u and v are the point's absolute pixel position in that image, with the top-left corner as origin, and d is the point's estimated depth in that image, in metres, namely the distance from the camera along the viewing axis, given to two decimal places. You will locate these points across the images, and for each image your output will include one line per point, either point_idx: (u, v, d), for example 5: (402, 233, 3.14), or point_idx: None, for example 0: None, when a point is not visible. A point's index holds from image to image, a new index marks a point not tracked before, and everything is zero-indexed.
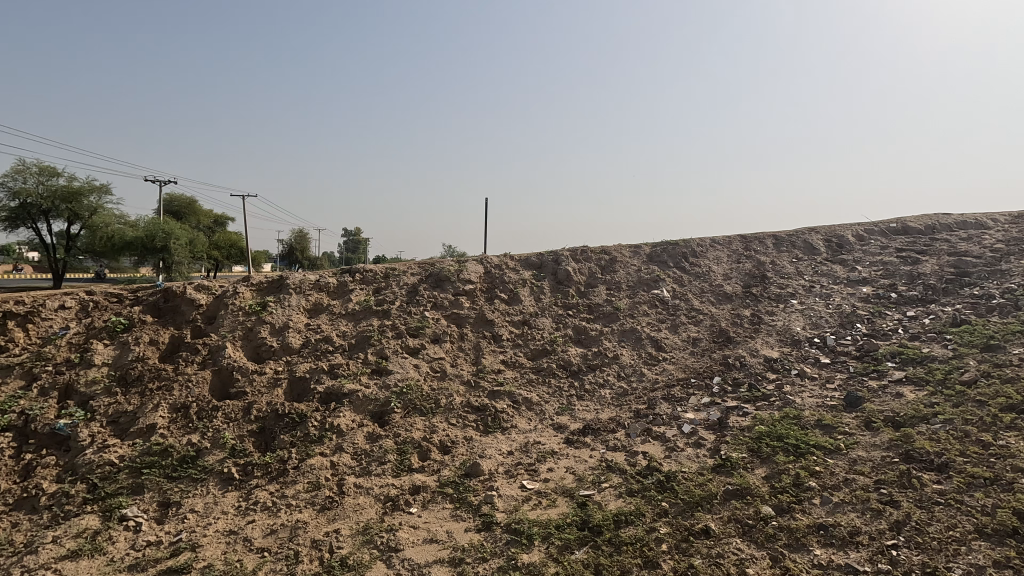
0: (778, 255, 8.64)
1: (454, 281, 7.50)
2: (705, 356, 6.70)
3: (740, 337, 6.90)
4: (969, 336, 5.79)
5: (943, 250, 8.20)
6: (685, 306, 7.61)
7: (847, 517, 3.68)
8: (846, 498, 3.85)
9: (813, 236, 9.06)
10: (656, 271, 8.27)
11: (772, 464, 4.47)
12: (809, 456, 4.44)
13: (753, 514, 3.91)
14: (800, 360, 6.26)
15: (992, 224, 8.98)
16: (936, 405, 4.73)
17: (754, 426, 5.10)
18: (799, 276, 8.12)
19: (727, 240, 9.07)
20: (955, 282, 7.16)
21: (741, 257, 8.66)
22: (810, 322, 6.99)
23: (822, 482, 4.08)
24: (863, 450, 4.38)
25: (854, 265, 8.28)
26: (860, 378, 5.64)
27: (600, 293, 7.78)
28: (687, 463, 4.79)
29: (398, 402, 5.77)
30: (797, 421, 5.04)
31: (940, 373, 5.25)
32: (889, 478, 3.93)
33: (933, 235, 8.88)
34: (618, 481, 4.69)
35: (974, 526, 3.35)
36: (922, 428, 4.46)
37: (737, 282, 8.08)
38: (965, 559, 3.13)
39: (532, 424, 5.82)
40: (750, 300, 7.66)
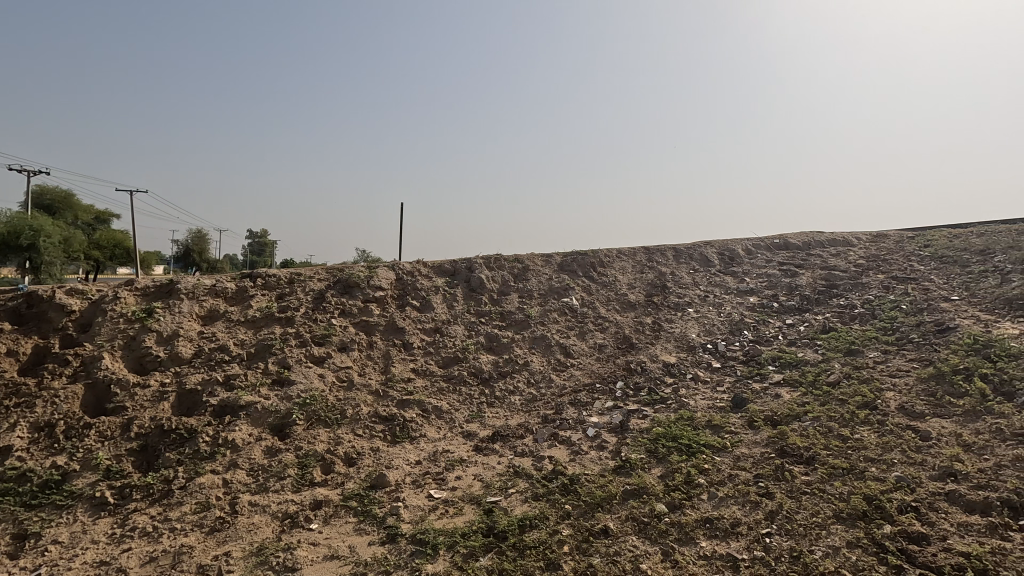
0: (677, 266, 9.22)
1: (364, 287, 7.29)
2: (610, 361, 7.01)
3: (642, 343, 7.29)
4: (835, 342, 6.49)
5: (816, 265, 9.14)
6: (592, 313, 7.92)
7: (730, 510, 3.99)
8: (729, 493, 4.17)
9: (708, 249, 9.76)
10: (566, 279, 8.53)
11: (667, 463, 4.75)
12: (699, 455, 4.77)
13: (648, 512, 4.13)
14: (695, 365, 6.72)
15: (856, 242, 10.13)
16: (807, 404, 5.26)
17: (652, 428, 5.40)
18: (695, 286, 8.72)
19: (632, 251, 9.53)
20: (825, 293, 8.01)
21: (644, 267, 9.15)
22: (704, 329, 7.52)
23: (710, 479, 4.41)
24: (746, 447, 4.78)
25: (743, 276, 9.03)
26: (745, 381, 6.15)
27: (512, 302, 7.91)
28: (590, 465, 4.98)
29: (300, 413, 5.52)
30: (690, 422, 5.40)
31: (811, 374, 5.85)
32: (766, 472, 4.31)
33: (809, 250, 9.86)
34: (525, 486, 4.78)
35: (833, 511, 3.72)
36: (794, 425, 4.93)
37: (640, 291, 8.53)
38: (825, 542, 3.47)
39: (442, 432, 5.79)
40: (652, 308, 8.11)
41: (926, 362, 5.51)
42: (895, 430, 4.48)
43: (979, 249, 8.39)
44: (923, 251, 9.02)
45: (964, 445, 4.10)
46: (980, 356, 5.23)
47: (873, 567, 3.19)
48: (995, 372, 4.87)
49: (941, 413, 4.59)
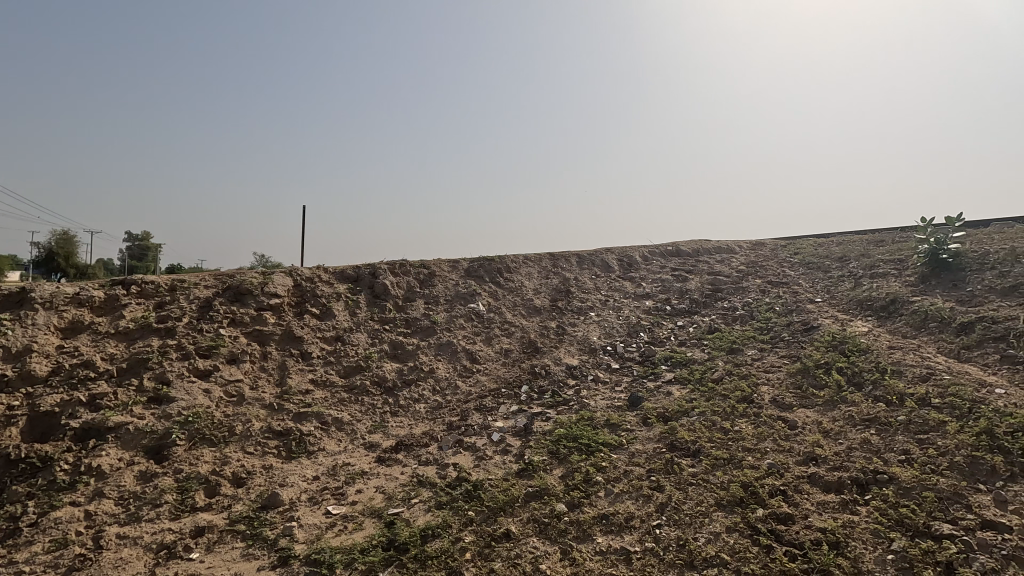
0: (580, 272, 9.56)
1: (257, 294, 6.83)
2: (515, 366, 7.10)
3: (546, 347, 7.46)
4: (719, 342, 7.03)
5: (705, 270, 9.85)
6: (499, 318, 7.99)
7: (624, 505, 4.19)
8: (624, 488, 4.37)
9: (609, 255, 10.20)
10: (473, 285, 8.54)
11: (568, 463, 4.89)
12: (598, 453, 4.95)
13: (548, 512, 4.22)
14: (596, 367, 6.99)
15: (739, 249, 11.05)
16: (695, 400, 5.64)
17: (554, 429, 5.54)
18: (597, 291, 9.08)
19: (537, 256, 9.73)
20: (712, 297, 8.66)
21: (549, 273, 9.38)
22: (604, 332, 7.85)
23: (606, 476, 4.59)
24: (640, 444, 5.03)
25: (640, 281, 9.54)
26: (641, 381, 6.48)
27: (417, 308, 7.79)
28: (494, 470, 5.01)
29: (181, 433, 5.05)
30: (590, 422, 5.60)
31: (699, 372, 6.29)
32: (658, 466, 4.57)
33: (698, 257, 10.62)
34: (428, 495, 4.70)
35: (716, 500, 4.01)
36: (683, 420, 5.27)
37: (545, 296, 8.73)
38: (707, 529, 3.73)
39: (342, 445, 5.56)
40: (556, 313, 8.33)
41: (794, 357, 6.11)
42: (768, 422, 4.92)
43: (838, 256, 9.47)
44: (794, 258, 10.02)
45: (824, 431, 4.58)
46: (837, 351, 5.89)
47: (747, 548, 3.47)
48: (849, 365, 5.50)
49: (806, 404, 5.11)
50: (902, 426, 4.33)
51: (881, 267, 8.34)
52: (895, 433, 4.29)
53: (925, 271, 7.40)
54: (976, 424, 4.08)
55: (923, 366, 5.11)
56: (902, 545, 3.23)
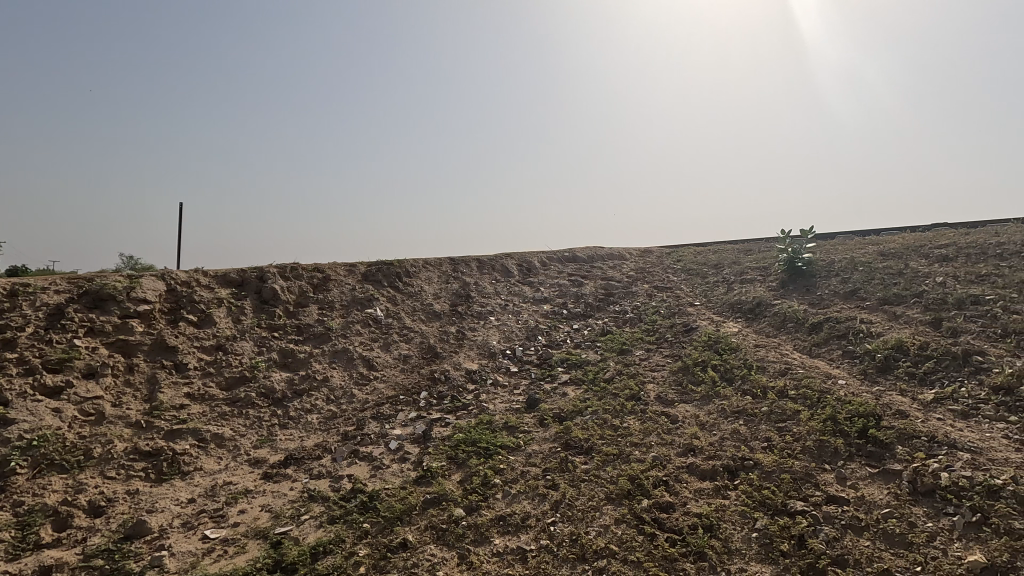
0: (480, 277, 9.63)
1: (122, 299, 6.12)
2: (414, 371, 6.99)
3: (446, 352, 7.43)
4: (611, 343, 7.42)
5: (598, 276, 10.34)
6: (397, 324, 7.82)
7: (521, 505, 4.27)
8: (521, 489, 4.47)
9: (509, 260, 10.37)
10: (371, 290, 8.29)
11: (467, 467, 4.90)
12: (496, 456, 5.01)
13: (446, 518, 4.20)
14: (495, 370, 7.08)
15: (629, 256, 11.72)
16: (588, 399, 5.90)
17: (453, 435, 5.52)
18: (497, 295, 9.20)
19: (437, 260, 9.67)
20: (605, 301, 9.12)
21: (450, 277, 9.35)
22: (503, 336, 7.97)
23: (504, 478, 4.66)
24: (537, 444, 5.17)
25: (538, 286, 9.80)
26: (538, 383, 6.66)
27: (310, 314, 7.41)
28: (391, 479, 4.89)
29: (22, 460, 4.41)
30: (489, 425, 5.65)
31: (592, 373, 6.59)
32: (553, 465, 4.72)
33: (593, 263, 11.12)
34: (320, 510, 4.48)
35: (606, 494, 4.22)
36: (577, 420, 5.49)
37: (445, 301, 8.69)
38: (598, 522, 3.92)
39: (223, 463, 5.13)
40: (456, 317, 8.33)
41: (676, 357, 6.60)
42: (653, 417, 5.27)
43: (714, 264, 10.38)
44: (677, 265, 10.83)
45: (701, 424, 4.99)
46: (713, 350, 6.45)
47: (633, 538, 3.68)
48: (722, 363, 6.04)
49: (685, 399, 5.54)
50: (765, 416, 4.84)
51: (749, 273, 9.26)
52: (759, 423, 4.77)
53: (784, 278, 8.33)
54: (823, 411, 4.65)
55: (782, 362, 5.75)
56: (764, 523, 3.60)
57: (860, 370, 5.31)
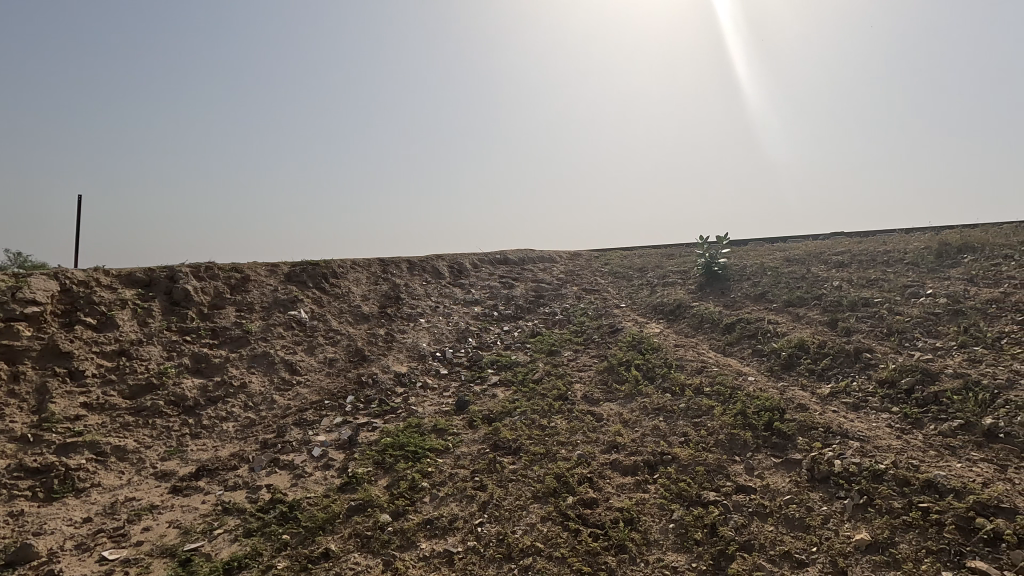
0: (411, 278, 9.49)
1: (6, 300, 5.50)
2: (340, 375, 6.78)
3: (374, 355, 7.25)
4: (540, 345, 7.54)
5: (529, 278, 10.48)
6: (322, 326, 7.55)
7: (449, 508, 4.25)
8: (449, 491, 4.44)
9: (440, 262, 10.28)
10: (294, 291, 7.96)
11: (394, 472, 4.81)
12: (424, 460, 4.96)
13: (372, 524, 4.10)
14: (424, 373, 6.99)
15: (559, 258, 11.96)
16: (517, 400, 5.96)
17: (380, 439, 5.40)
18: (427, 297, 9.10)
19: (366, 261, 9.43)
20: (535, 303, 9.25)
21: (378, 279, 9.14)
22: (433, 337, 7.89)
23: (432, 481, 4.62)
24: (466, 446, 5.16)
25: (469, 287, 9.79)
26: (468, 385, 6.66)
27: (227, 316, 7.01)
28: (313, 487, 4.71)
29: None
30: (418, 429, 5.58)
31: (521, 374, 6.67)
32: (481, 466, 4.73)
33: (523, 265, 11.25)
34: (234, 523, 4.24)
35: (533, 493, 4.28)
36: (506, 421, 5.53)
37: (374, 302, 8.49)
38: (524, 521, 3.97)
39: (125, 477, 4.75)
40: (384, 319, 8.16)
41: (602, 357, 6.81)
42: (580, 416, 5.41)
43: (639, 267, 10.79)
44: (604, 268, 11.17)
45: (624, 421, 5.18)
46: (636, 350, 6.70)
47: (558, 535, 3.76)
48: (644, 362, 6.30)
49: (610, 398, 5.72)
50: (683, 412, 5.09)
51: (671, 277, 9.71)
52: (677, 419, 5.02)
53: (702, 281, 8.81)
54: (734, 406, 4.96)
55: (699, 361, 6.07)
56: (680, 514, 3.79)
57: (767, 367, 5.71)
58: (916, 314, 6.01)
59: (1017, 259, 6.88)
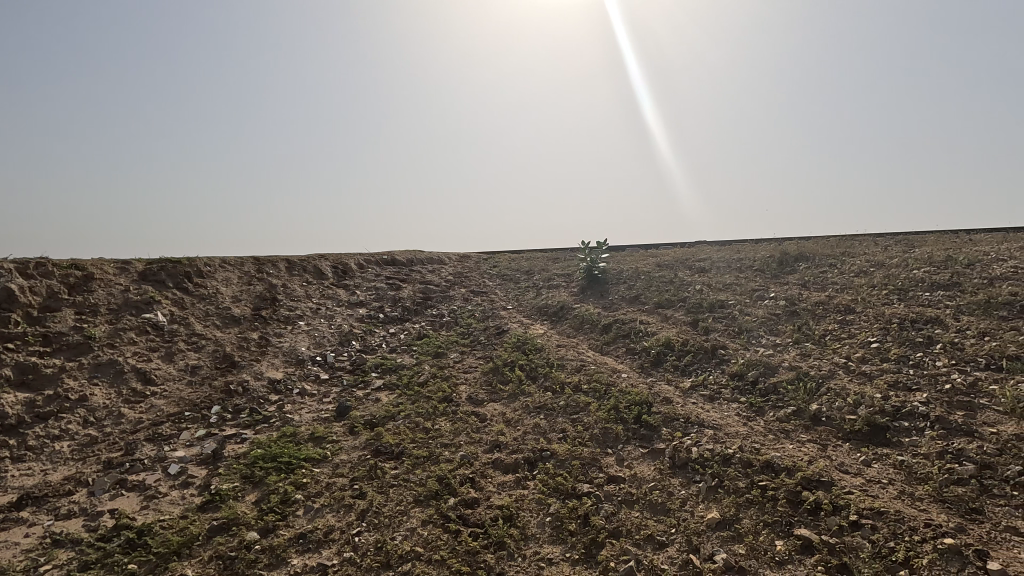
0: (289, 278, 8.93)
1: None
2: (205, 384, 6.19)
3: (245, 360, 6.72)
4: (426, 347, 7.46)
5: (417, 279, 10.33)
6: (184, 330, 6.86)
7: (324, 519, 4.06)
8: (325, 502, 4.24)
9: (322, 262, 9.78)
10: (150, 291, 7.15)
11: (264, 486, 4.49)
12: (298, 470, 4.68)
13: (236, 544, 3.80)
14: (302, 378, 6.62)
15: (448, 260, 11.92)
16: (401, 404, 5.85)
17: (249, 451, 5.02)
18: (307, 298, 8.62)
19: (237, 260, 8.73)
20: (422, 304, 9.15)
21: (252, 279, 8.50)
22: (313, 341, 7.50)
23: (307, 493, 4.38)
24: (345, 454, 4.96)
25: (353, 289, 9.43)
26: (350, 390, 6.40)
27: (63, 320, 6.12)
28: (168, 509, 4.26)
29: None
30: (293, 438, 5.26)
31: (406, 377, 6.55)
32: (361, 473, 4.57)
33: (412, 266, 11.07)
34: (67, 557, 3.71)
35: (414, 497, 4.22)
36: (389, 425, 5.40)
37: (246, 304, 7.88)
38: (404, 526, 3.90)
39: None
40: (258, 322, 7.59)
41: (488, 358, 6.90)
42: (464, 417, 5.43)
43: (526, 270, 11.08)
44: (492, 270, 11.33)
45: (506, 421, 5.29)
46: (520, 351, 6.87)
47: (438, 537, 3.75)
48: (527, 362, 6.49)
49: (494, 399, 5.81)
50: (562, 409, 5.31)
51: (555, 280, 10.09)
52: (557, 416, 5.22)
53: (584, 284, 9.26)
54: (608, 402, 5.27)
55: (578, 360, 6.38)
56: (556, 507, 3.95)
57: (638, 364, 6.14)
58: (762, 315, 6.80)
59: (839, 267, 8.06)
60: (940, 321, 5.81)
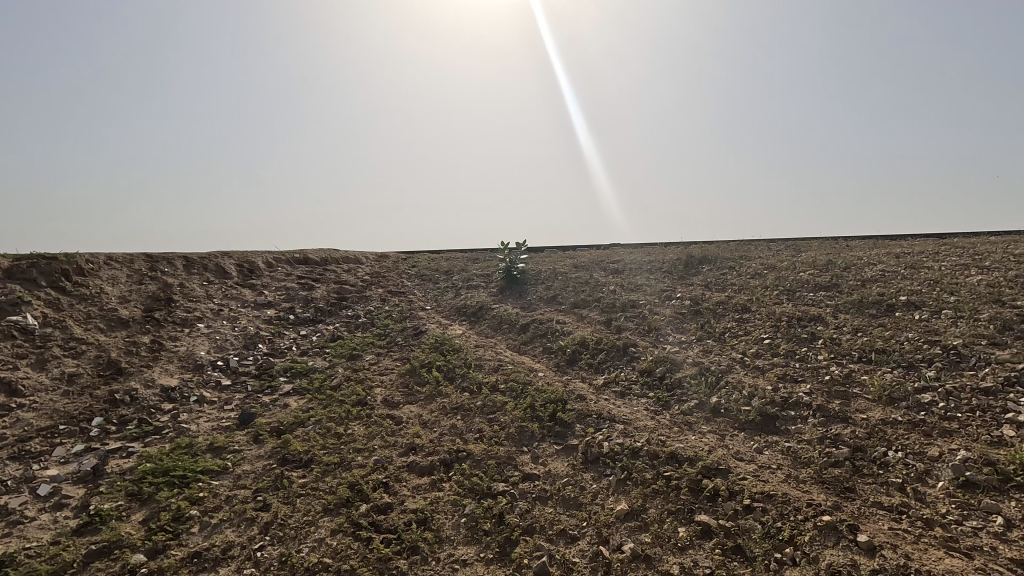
0: (187, 278, 8.26)
1: None
2: (84, 393, 5.58)
3: (134, 367, 6.12)
4: (340, 349, 7.19)
5: (331, 279, 9.92)
6: (60, 335, 6.17)
7: (223, 535, 3.78)
8: (224, 517, 3.96)
9: (225, 260, 9.14)
10: (16, 292, 6.37)
11: (153, 503, 4.12)
12: (194, 484, 4.33)
13: (119, 569, 3.45)
14: (201, 385, 6.14)
15: (365, 260, 11.56)
16: (311, 409, 5.58)
17: (137, 466, 4.58)
18: (208, 299, 8.02)
19: (125, 257, 7.96)
20: (337, 305, 8.80)
21: (143, 278, 7.79)
22: (215, 345, 6.98)
23: (203, 508, 4.06)
24: (248, 464, 4.65)
25: (261, 289, 8.88)
26: (255, 396, 6.02)
27: None
28: (36, 535, 3.79)
29: None
30: (188, 450, 4.86)
31: (317, 381, 6.26)
32: (265, 484, 4.31)
33: (325, 266, 10.62)
34: None
35: (323, 506, 4.04)
36: (297, 432, 5.14)
37: (136, 305, 7.19)
38: (312, 537, 3.72)
39: None
40: (150, 325, 6.95)
41: (405, 360, 6.76)
42: (378, 421, 5.28)
43: (445, 270, 10.97)
44: (411, 270, 11.12)
45: (423, 423, 5.20)
46: (438, 351, 6.80)
47: (348, 546, 3.61)
48: (445, 363, 6.42)
49: (411, 400, 5.70)
50: (479, 409, 5.31)
51: (474, 280, 10.08)
52: (473, 416, 5.21)
53: (503, 284, 9.32)
54: (525, 400, 5.34)
55: (496, 359, 6.41)
56: (471, 508, 3.93)
57: (554, 363, 6.26)
58: (669, 315, 7.17)
59: (737, 269, 8.67)
60: (822, 318, 6.41)
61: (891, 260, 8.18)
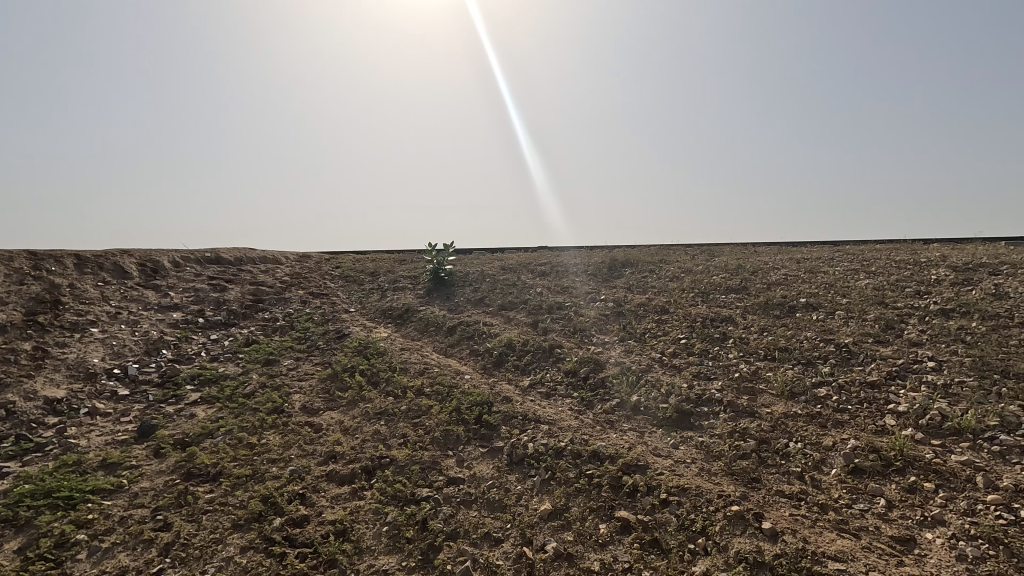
0: (79, 278, 7.51)
1: None
2: None
3: (11, 378, 5.47)
4: (255, 354, 6.79)
5: (246, 280, 9.36)
6: None
7: (115, 560, 3.45)
8: (117, 540, 3.61)
9: (124, 259, 8.39)
10: None
11: (32, 530, 3.69)
12: (81, 506, 3.92)
13: None
14: (93, 396, 5.58)
15: (284, 260, 11.01)
16: (221, 419, 5.22)
17: (13, 489, 4.09)
18: (104, 301, 7.31)
19: (3, 255, 7.14)
20: (252, 307, 8.31)
21: (24, 279, 7.00)
22: (110, 351, 6.37)
23: (92, 531, 3.69)
24: (147, 481, 4.27)
25: (166, 290, 8.22)
26: (157, 406, 5.55)
27: None
28: None
29: None
30: (76, 468, 4.40)
31: (229, 389, 5.87)
32: (166, 502, 3.97)
33: (240, 266, 10.01)
34: None
35: (232, 522, 3.78)
36: (205, 444, 4.78)
37: (16, 309, 6.44)
38: (218, 556, 3.47)
39: None
40: (33, 330, 6.25)
41: (325, 364, 6.49)
42: (295, 429, 5.02)
43: (371, 272, 10.66)
44: (334, 271, 10.72)
45: (343, 429, 5.01)
46: (361, 355, 6.59)
47: (260, 563, 3.40)
48: (369, 367, 6.23)
49: (331, 407, 5.47)
50: (404, 414, 5.18)
51: (401, 282, 9.87)
52: (398, 421, 5.08)
53: (430, 286, 9.19)
54: (450, 404, 5.27)
55: (422, 362, 6.30)
56: (394, 515, 3.82)
57: (481, 365, 6.24)
58: (593, 316, 7.36)
59: (657, 272, 9.04)
60: (732, 319, 6.81)
61: (793, 265, 8.84)
